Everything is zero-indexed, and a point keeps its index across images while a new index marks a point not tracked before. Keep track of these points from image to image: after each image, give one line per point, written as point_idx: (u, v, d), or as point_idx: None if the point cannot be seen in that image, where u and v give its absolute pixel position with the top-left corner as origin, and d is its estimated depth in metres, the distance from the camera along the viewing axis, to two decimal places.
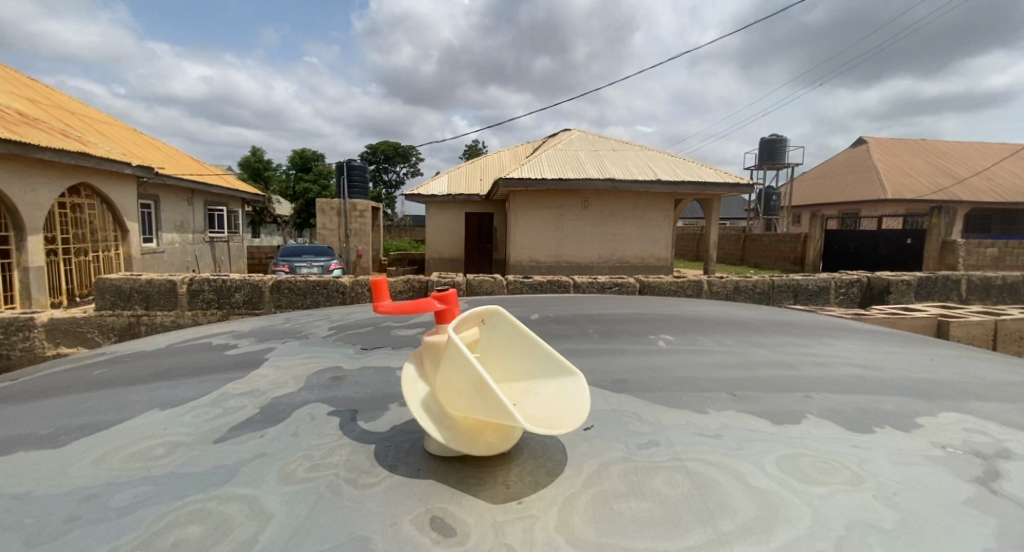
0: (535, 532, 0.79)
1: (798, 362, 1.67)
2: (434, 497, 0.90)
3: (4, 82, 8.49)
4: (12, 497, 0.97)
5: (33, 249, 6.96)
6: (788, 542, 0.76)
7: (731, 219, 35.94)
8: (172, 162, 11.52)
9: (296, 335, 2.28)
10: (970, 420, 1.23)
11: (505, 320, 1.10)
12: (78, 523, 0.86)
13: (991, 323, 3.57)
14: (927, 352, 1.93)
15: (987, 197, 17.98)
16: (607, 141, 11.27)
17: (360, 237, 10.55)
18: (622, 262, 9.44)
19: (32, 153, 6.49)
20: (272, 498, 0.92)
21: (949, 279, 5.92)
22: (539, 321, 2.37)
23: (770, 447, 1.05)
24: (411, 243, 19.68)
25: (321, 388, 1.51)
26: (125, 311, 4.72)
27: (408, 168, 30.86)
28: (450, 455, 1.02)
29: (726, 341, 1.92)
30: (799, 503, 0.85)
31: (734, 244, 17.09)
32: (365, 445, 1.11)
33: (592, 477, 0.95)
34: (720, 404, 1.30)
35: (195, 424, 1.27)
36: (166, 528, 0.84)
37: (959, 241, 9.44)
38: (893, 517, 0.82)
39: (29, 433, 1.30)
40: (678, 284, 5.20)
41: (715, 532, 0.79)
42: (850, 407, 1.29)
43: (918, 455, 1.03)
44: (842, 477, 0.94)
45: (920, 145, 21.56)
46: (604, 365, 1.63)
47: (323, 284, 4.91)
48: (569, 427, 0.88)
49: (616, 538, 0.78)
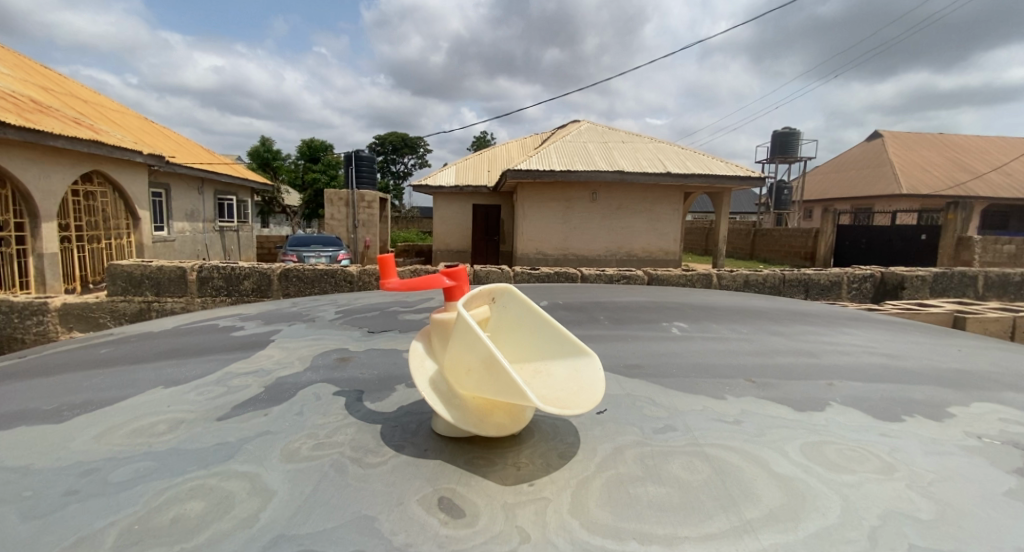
0: (548, 515, 0.75)
1: (818, 350, 1.61)
2: (442, 477, 0.86)
3: (17, 70, 8.49)
4: (10, 470, 0.94)
5: (48, 235, 7.02)
6: (817, 532, 0.71)
7: (742, 213, 35.39)
8: (182, 151, 11.54)
9: (302, 319, 2.25)
10: (1005, 411, 1.17)
11: (516, 299, 1.06)
12: (77, 497, 0.84)
13: (1010, 319, 3.48)
14: (951, 343, 1.86)
15: (1004, 193, 17.60)
16: (617, 131, 11.09)
17: (368, 228, 10.39)
18: (630, 254, 9.31)
19: (46, 141, 6.51)
20: (276, 476, 0.89)
21: (967, 274, 5.77)
22: (549, 308, 2.32)
23: (793, 434, 1.01)
24: (419, 234, 19.66)
25: (327, 368, 1.48)
26: (136, 297, 4.72)
27: (415, 158, 30.66)
28: (459, 435, 0.98)
29: (742, 330, 1.86)
30: (827, 490, 0.81)
31: (744, 239, 16.86)
32: (371, 425, 1.08)
33: (606, 461, 0.91)
34: (738, 390, 1.26)
35: (199, 401, 1.25)
36: (166, 503, 0.81)
37: (974, 238, 9.06)
38: (929, 507, 0.77)
39: (33, 408, 1.28)
40: (688, 276, 5.15)
41: (739, 519, 0.74)
42: (875, 394, 1.24)
43: (953, 446, 0.97)
44: (871, 465, 0.89)
45: (937, 139, 21.00)
46: (616, 351, 1.59)
47: (331, 273, 4.88)
48: (583, 408, 0.84)
49: (633, 523, 0.74)
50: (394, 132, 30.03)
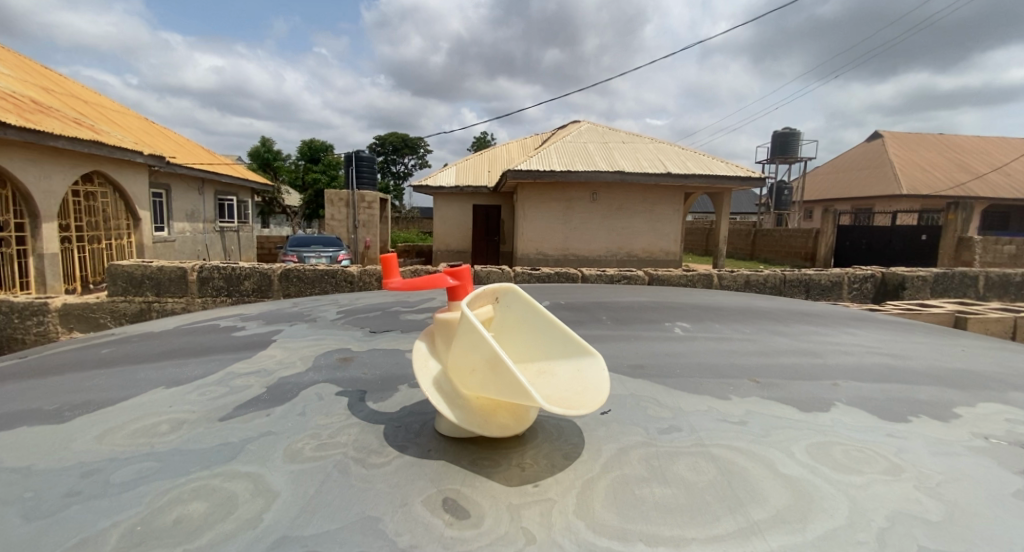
0: (554, 516, 0.75)
1: (821, 350, 1.60)
2: (446, 478, 0.86)
3: (17, 70, 8.49)
4: (12, 471, 0.94)
5: (48, 235, 7.02)
6: (826, 534, 0.70)
7: (742, 214, 35.40)
8: (182, 151, 11.54)
9: (303, 319, 2.24)
10: (1010, 411, 1.16)
11: (520, 298, 1.05)
12: (78, 498, 0.83)
13: (1011, 319, 3.47)
14: (955, 343, 1.85)
15: (1005, 193, 17.58)
16: (617, 132, 11.09)
17: (368, 229, 10.39)
18: (631, 255, 9.31)
19: (47, 141, 6.51)
20: (279, 477, 0.88)
21: (968, 274, 5.76)
22: (551, 308, 2.31)
23: (799, 435, 1.00)
24: (419, 235, 19.65)
25: (329, 368, 1.48)
26: (137, 297, 4.72)
27: (416, 158, 30.67)
28: (463, 436, 0.98)
29: (745, 330, 1.86)
30: (834, 492, 0.80)
31: (744, 239, 16.86)
32: (374, 425, 1.07)
33: (612, 462, 0.90)
34: (743, 391, 1.25)
35: (201, 401, 1.25)
36: (169, 504, 0.81)
37: (975, 238, 9.05)
38: (937, 508, 0.76)
39: (34, 409, 1.28)
40: (689, 276, 5.14)
41: (747, 521, 0.74)
42: (880, 394, 1.23)
43: (960, 446, 0.97)
44: (879, 466, 0.88)
45: (937, 140, 20.99)
46: (619, 351, 1.58)
47: (331, 273, 4.88)
48: (589, 408, 0.83)
49: (639, 524, 0.74)
50: (394, 132, 30.04)
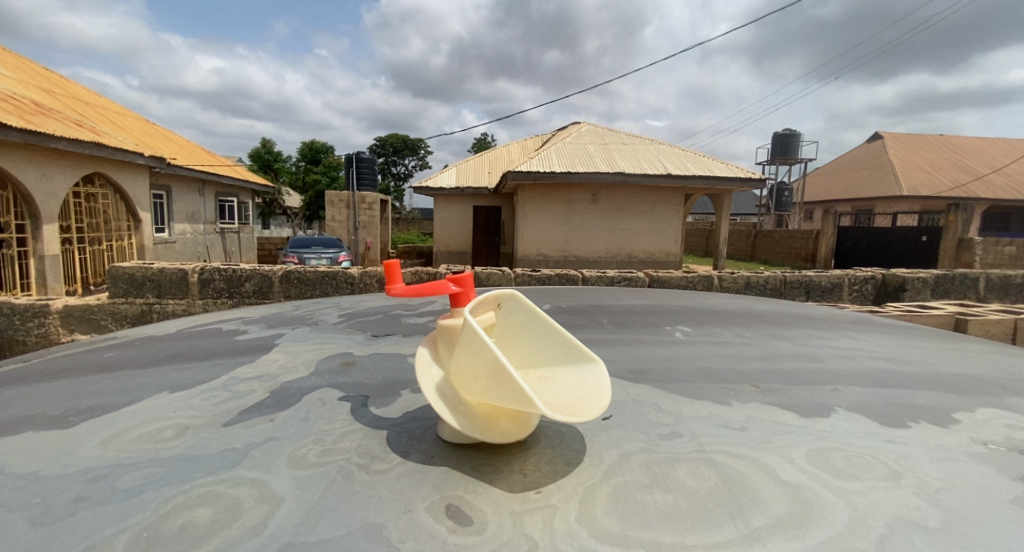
0: (556, 523, 0.75)
1: (822, 354, 1.61)
2: (449, 484, 0.86)
3: (18, 72, 8.52)
4: (19, 476, 0.95)
5: (49, 237, 7.04)
6: (826, 540, 0.71)
7: (742, 215, 35.43)
8: (183, 152, 11.57)
9: (305, 323, 2.25)
10: (1009, 417, 1.17)
11: (522, 305, 1.06)
12: (84, 504, 0.84)
13: (1011, 321, 3.46)
14: (954, 348, 1.85)
15: (1005, 194, 17.54)
16: (617, 133, 11.09)
17: (368, 230, 10.40)
18: (631, 256, 9.32)
19: (48, 142, 6.53)
20: (283, 482, 0.89)
21: (968, 276, 5.77)
22: (552, 312, 2.32)
23: (799, 441, 1.01)
24: (419, 236, 19.66)
25: (332, 373, 1.49)
26: (137, 299, 4.73)
27: (416, 160, 30.70)
28: (465, 441, 0.98)
29: (745, 334, 1.86)
30: (834, 498, 0.81)
31: (745, 241, 16.86)
32: (377, 431, 1.08)
33: (613, 468, 0.91)
34: (743, 396, 1.26)
35: (204, 407, 1.26)
36: (174, 511, 0.82)
37: (975, 239, 9.04)
38: (936, 515, 0.77)
39: (39, 414, 1.29)
40: (689, 278, 5.16)
41: (747, 527, 0.74)
42: (880, 399, 1.24)
43: (960, 453, 0.97)
44: (879, 472, 0.89)
45: (937, 141, 20.97)
46: (619, 356, 1.59)
47: (331, 275, 4.88)
48: (591, 415, 0.84)
49: (640, 530, 0.74)
50: (394, 134, 30.07)
